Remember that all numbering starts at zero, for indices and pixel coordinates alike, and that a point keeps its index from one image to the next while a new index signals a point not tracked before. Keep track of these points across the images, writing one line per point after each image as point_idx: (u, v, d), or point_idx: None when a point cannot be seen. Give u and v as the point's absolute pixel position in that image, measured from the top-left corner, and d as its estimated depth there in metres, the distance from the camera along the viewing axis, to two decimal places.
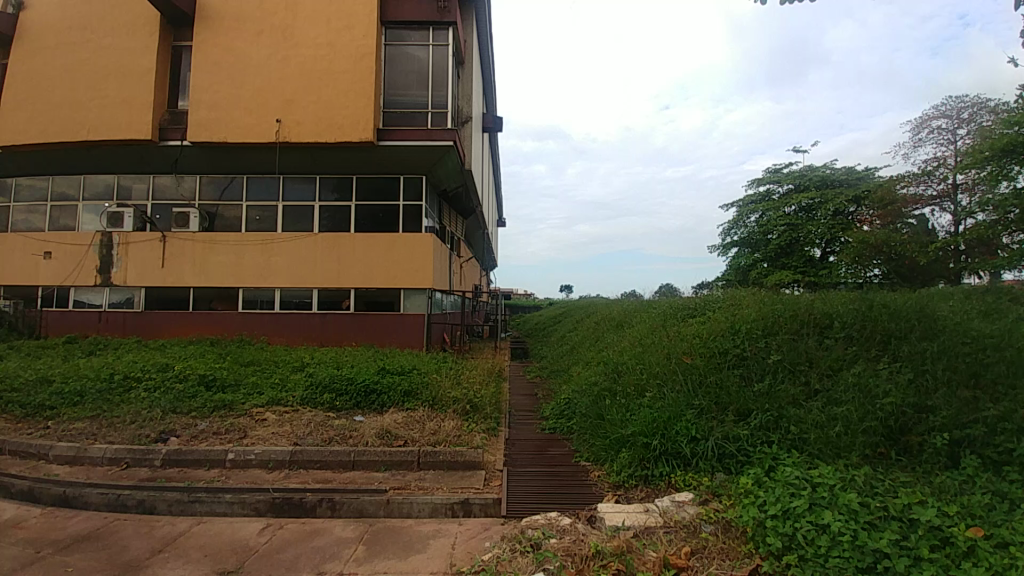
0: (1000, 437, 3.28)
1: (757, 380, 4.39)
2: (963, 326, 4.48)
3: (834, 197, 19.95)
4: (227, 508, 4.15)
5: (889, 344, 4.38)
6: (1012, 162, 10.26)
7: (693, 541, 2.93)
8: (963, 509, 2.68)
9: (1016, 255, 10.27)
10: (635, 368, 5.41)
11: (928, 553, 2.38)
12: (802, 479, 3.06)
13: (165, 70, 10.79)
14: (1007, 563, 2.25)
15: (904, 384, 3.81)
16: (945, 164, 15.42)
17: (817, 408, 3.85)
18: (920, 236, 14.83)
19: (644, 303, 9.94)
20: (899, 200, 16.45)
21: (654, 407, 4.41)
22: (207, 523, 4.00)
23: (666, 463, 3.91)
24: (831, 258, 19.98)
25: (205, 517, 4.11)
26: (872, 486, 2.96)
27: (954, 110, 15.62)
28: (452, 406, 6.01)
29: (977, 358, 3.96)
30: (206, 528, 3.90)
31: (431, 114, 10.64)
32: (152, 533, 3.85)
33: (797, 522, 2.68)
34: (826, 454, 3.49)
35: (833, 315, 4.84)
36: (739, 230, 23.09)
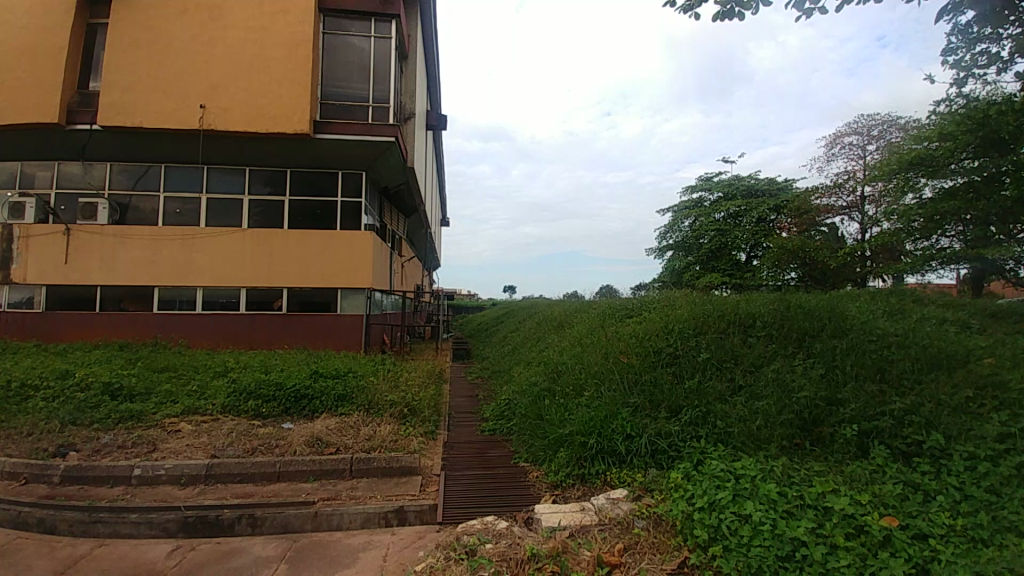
0: (907, 429, 3.44)
1: (688, 377, 4.57)
2: (868, 325, 4.92)
3: (758, 205, 21.45)
4: (133, 529, 3.74)
5: (803, 341, 4.72)
6: (917, 174, 11.42)
7: (626, 538, 2.97)
8: (876, 498, 2.81)
9: (917, 262, 11.92)
10: (573, 367, 5.52)
11: (844, 541, 2.48)
12: (726, 472, 3.22)
13: (79, 48, 9.75)
14: (926, 557, 2.35)
15: (817, 379, 4.06)
16: (854, 177, 17.08)
17: (740, 403, 4.05)
18: (831, 244, 16.23)
19: (585, 304, 10.14)
20: (814, 210, 17.96)
21: (592, 406, 4.51)
22: (111, 545, 3.59)
23: (602, 462, 3.97)
24: (754, 262, 21.47)
25: (109, 539, 3.69)
26: (789, 476, 3.14)
27: (865, 128, 17.24)
28: (388, 409, 5.82)
29: (881, 354, 4.31)
30: (111, 551, 3.52)
31: (372, 108, 10.26)
32: (53, 554, 3.45)
33: (722, 514, 2.81)
34: (748, 446, 3.64)
35: (756, 315, 5.16)
36: (674, 235, 24.30)
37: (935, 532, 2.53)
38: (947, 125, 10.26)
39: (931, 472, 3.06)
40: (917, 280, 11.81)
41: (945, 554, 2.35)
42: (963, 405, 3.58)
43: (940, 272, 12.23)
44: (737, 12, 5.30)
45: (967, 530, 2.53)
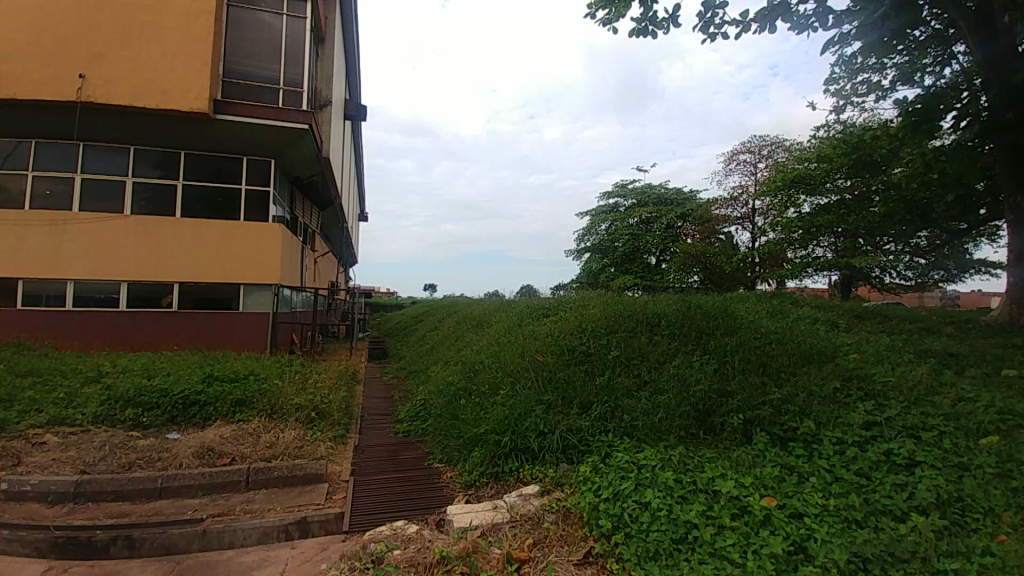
0: (784, 417, 3.80)
1: (599, 374, 4.78)
2: (755, 324, 5.47)
3: (667, 213, 23.04)
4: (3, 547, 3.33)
5: (701, 338, 5.13)
6: (797, 192, 12.93)
7: (536, 532, 3.03)
8: (758, 481, 3.06)
9: (797, 269, 13.61)
10: (490, 366, 5.59)
11: (730, 522, 2.67)
12: (631, 463, 3.41)
13: None
14: (802, 533, 2.53)
15: (712, 374, 4.42)
16: (747, 191, 18.96)
17: (644, 397, 4.29)
18: (727, 250, 17.87)
19: (505, 303, 10.20)
20: (714, 219, 19.66)
21: (507, 405, 4.59)
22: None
23: (516, 459, 4.04)
24: (662, 265, 23.05)
25: None
26: (684, 463, 3.38)
27: (757, 147, 19.19)
28: (294, 414, 5.45)
29: (764, 349, 4.78)
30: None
31: (283, 91, 9.48)
32: None
33: (624, 503, 2.96)
34: (650, 437, 3.86)
35: (661, 314, 5.53)
36: (591, 238, 25.39)
37: (810, 511, 2.72)
38: (826, 148, 11.69)
39: (805, 456, 3.35)
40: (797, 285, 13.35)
41: (820, 531, 2.53)
42: (832, 395, 3.99)
43: (815, 277, 14.09)
44: (651, 30, 5.66)
45: (840, 509, 2.73)
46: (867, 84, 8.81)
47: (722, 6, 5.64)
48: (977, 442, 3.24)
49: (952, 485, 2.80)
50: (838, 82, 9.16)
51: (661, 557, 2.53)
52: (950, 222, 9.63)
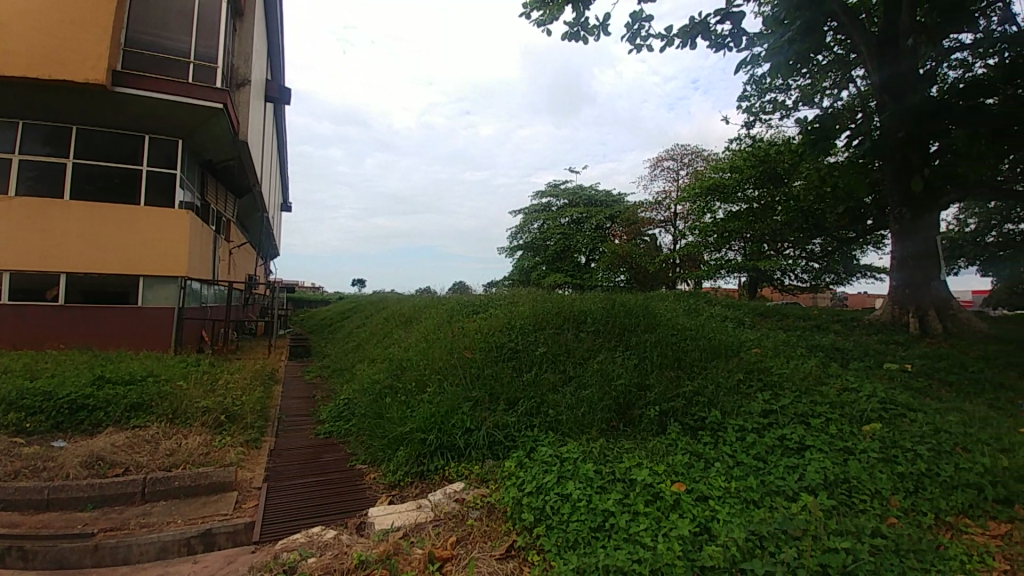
0: (694, 408, 4.07)
1: (526, 370, 4.88)
2: (672, 321, 5.83)
3: (596, 214, 23.90)
4: None
5: (623, 335, 5.38)
6: (712, 199, 13.96)
7: (460, 529, 3.03)
8: (670, 468, 3.26)
9: (712, 270, 14.70)
10: (418, 364, 5.51)
11: (643, 508, 2.83)
12: (554, 457, 3.50)
13: None
14: (705, 514, 2.73)
15: (632, 369, 4.64)
16: (670, 196, 20.13)
17: (569, 392, 4.42)
18: (651, 251, 18.88)
19: (436, 300, 10.04)
20: (640, 221, 20.70)
21: (434, 403, 4.56)
22: None
23: (442, 457, 4.03)
24: (591, 264, 23.89)
25: None
26: (604, 455, 3.52)
27: (679, 155, 20.40)
28: (201, 418, 5.03)
29: (680, 345, 5.10)
30: None
31: (194, 65, 8.65)
32: None
33: (547, 496, 3.03)
34: (574, 431, 3.97)
35: (587, 313, 5.75)
36: (524, 236, 25.75)
37: (714, 493, 2.94)
38: (738, 160, 12.66)
39: (712, 443, 3.61)
40: (711, 284, 14.54)
41: (722, 513, 2.74)
42: (736, 386, 4.34)
43: (727, 278, 15.22)
44: (583, 36, 5.81)
45: (740, 491, 2.97)
46: (774, 103, 9.67)
47: (649, 19, 5.92)
48: (857, 428, 3.66)
49: (838, 467, 3.13)
50: (750, 99, 9.96)
51: (580, 546, 2.60)
52: (839, 231, 10.83)
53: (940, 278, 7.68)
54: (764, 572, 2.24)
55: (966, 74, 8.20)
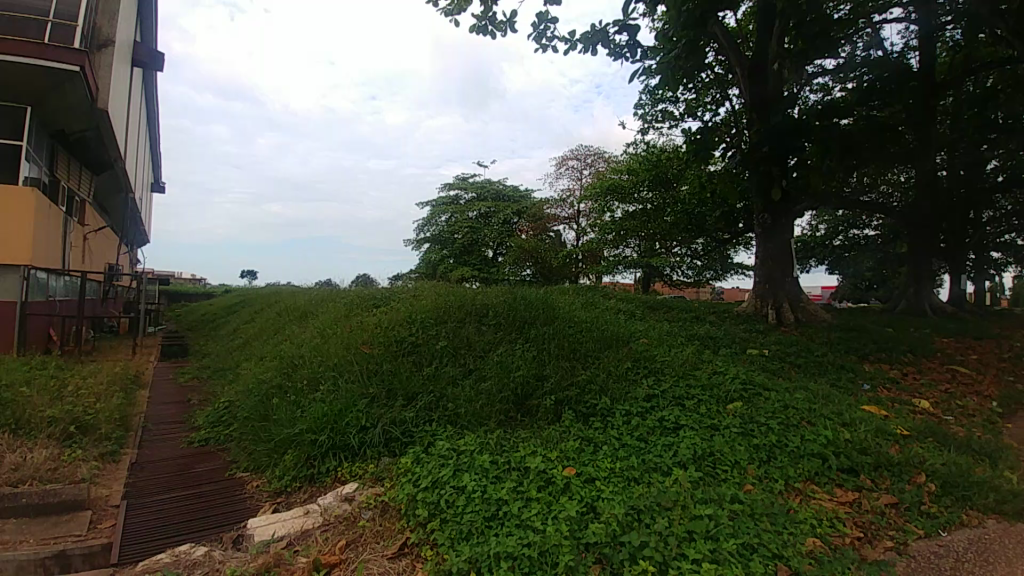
0: (586, 396, 4.30)
1: (427, 364, 4.85)
2: (569, 313, 6.14)
3: (504, 209, 24.24)
4: None
5: (523, 327, 5.55)
6: (611, 199, 14.56)
7: (351, 532, 2.94)
8: (563, 454, 3.42)
9: (610, 265, 15.68)
10: (311, 360, 5.20)
11: (536, 493, 2.93)
12: (451, 451, 3.51)
13: None
14: (590, 494, 2.92)
15: (530, 360, 4.78)
16: (573, 195, 21.04)
17: (468, 385, 4.45)
18: (555, 247, 19.61)
19: (334, 293, 9.53)
20: (546, 217, 21.41)
21: (327, 401, 4.34)
22: None
23: (335, 458, 3.85)
24: (498, 258, 24.19)
25: None
26: (501, 445, 3.60)
27: (583, 156, 21.35)
28: (46, 429, 4.26)
29: (575, 336, 5.37)
30: None
31: (51, 24, 7.41)
32: None
33: (443, 489, 3.03)
34: (472, 423, 4.00)
35: (489, 307, 5.88)
36: (431, 228, 25.34)
37: (600, 474, 3.15)
38: (634, 163, 13.53)
39: (601, 428, 3.85)
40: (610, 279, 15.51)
41: (606, 491, 2.93)
42: (624, 373, 4.69)
43: (623, 273, 16.28)
44: (490, 31, 5.82)
45: (624, 470, 3.20)
46: (664, 113, 10.49)
47: (553, 21, 6.09)
48: (724, 407, 4.13)
49: (707, 443, 3.50)
50: (645, 107, 10.72)
51: (473, 536, 2.63)
52: (717, 233, 12.14)
53: (794, 277, 8.92)
54: (639, 542, 2.45)
55: (825, 96, 9.66)
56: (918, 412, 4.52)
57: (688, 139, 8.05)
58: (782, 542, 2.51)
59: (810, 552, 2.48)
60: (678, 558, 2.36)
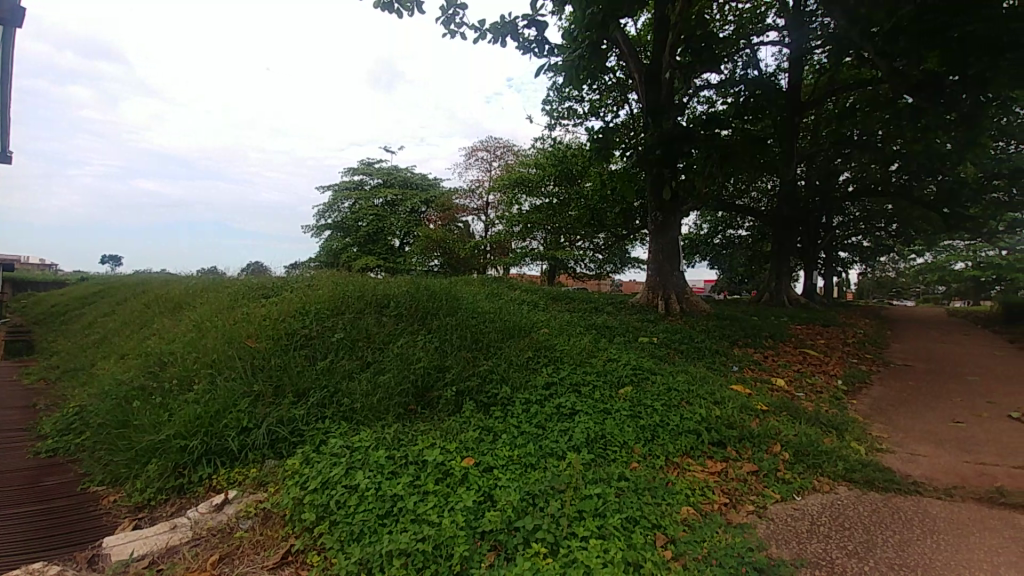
0: (488, 386, 4.32)
1: (321, 358, 4.55)
2: (473, 304, 6.15)
3: (411, 197, 23.60)
4: None
5: (425, 318, 5.44)
6: (519, 192, 14.79)
7: (225, 545, 2.68)
8: (462, 445, 3.40)
9: (517, 257, 15.99)
10: (184, 356, 4.64)
11: (433, 486, 2.89)
12: (344, 449, 3.33)
13: None
14: (486, 482, 2.94)
15: (432, 352, 4.69)
16: (482, 186, 21.09)
17: (365, 378, 4.25)
18: (464, 238, 19.45)
19: (216, 282, 8.61)
20: (454, 208, 21.21)
21: (202, 401, 3.90)
22: None
23: (210, 464, 3.46)
24: (406, 248, 23.53)
25: None
26: (398, 440, 3.49)
27: (493, 148, 21.45)
28: None
29: (478, 327, 5.39)
30: None
31: None
32: None
33: (333, 489, 2.87)
34: (368, 419, 3.82)
35: (391, 298, 5.69)
36: (333, 214, 23.99)
37: (498, 463, 3.18)
38: (542, 158, 13.88)
39: (501, 417, 3.89)
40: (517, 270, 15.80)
41: (502, 478, 2.98)
42: (525, 362, 4.79)
43: (530, 265, 16.74)
44: (397, 10, 5.56)
45: (521, 457, 3.27)
46: (570, 111, 10.85)
47: (463, 7, 5.98)
48: (616, 392, 4.40)
49: (599, 427, 3.69)
50: (552, 104, 11.02)
51: (365, 536, 2.52)
52: (616, 228, 12.89)
53: (681, 271, 9.74)
54: (532, 526, 2.51)
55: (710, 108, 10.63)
56: (777, 390, 5.19)
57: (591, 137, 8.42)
58: (661, 513, 2.73)
59: (685, 519, 2.72)
60: (568, 537, 2.45)
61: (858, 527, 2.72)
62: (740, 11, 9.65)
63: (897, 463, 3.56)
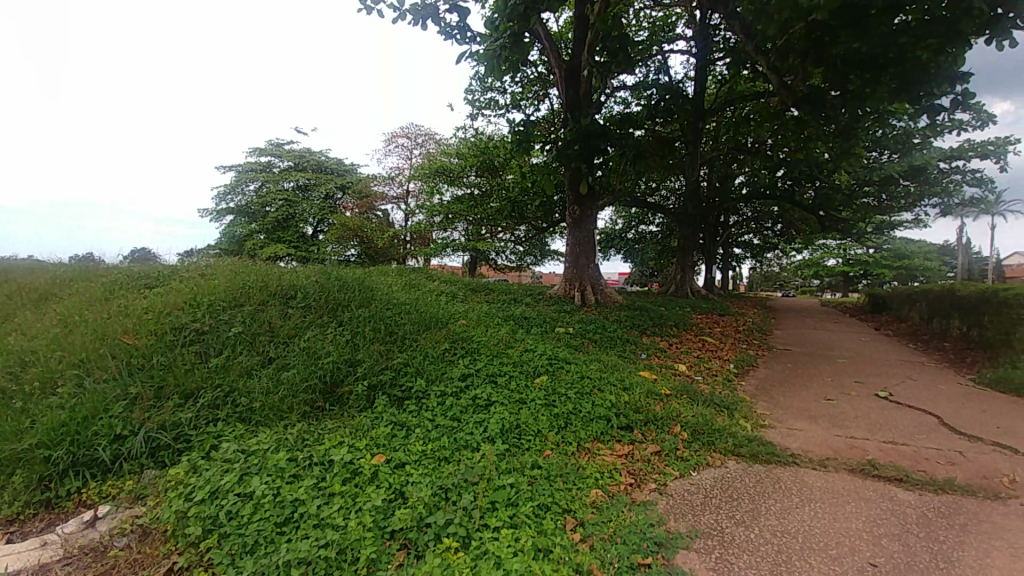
0: (402, 379, 4.17)
1: (214, 355, 4.14)
2: (388, 295, 5.94)
3: (326, 182, 22.32)
4: None
5: (336, 310, 5.15)
6: (440, 181, 14.50)
7: (98, 566, 2.37)
8: (372, 442, 3.26)
9: (439, 248, 15.75)
10: (42, 356, 3.99)
11: (340, 487, 2.74)
12: (238, 453, 3.05)
13: None
14: (397, 479, 2.84)
15: (342, 346, 4.44)
16: (403, 173, 20.45)
17: (265, 375, 3.93)
18: (383, 227, 18.72)
19: (89, 270, 7.54)
20: (373, 195, 20.34)
21: (66, 406, 3.38)
22: None
23: (78, 477, 3.01)
24: (320, 236, 22.23)
25: None
26: (301, 440, 3.26)
27: (413, 135, 20.84)
28: None
29: (393, 319, 5.19)
30: None
31: None
32: None
33: (224, 499, 2.62)
34: (269, 419, 3.53)
35: (298, 289, 5.33)
36: (236, 197, 22.02)
37: (410, 458, 3.09)
38: (464, 147, 13.74)
39: (415, 411, 3.78)
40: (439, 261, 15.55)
41: (413, 474, 2.90)
42: (442, 354, 4.71)
43: (452, 256, 16.61)
44: None
45: (435, 451, 3.20)
46: (492, 102, 10.80)
47: None
48: (532, 381, 4.48)
49: (514, 416, 3.72)
50: (473, 94, 10.91)
51: (260, 547, 2.32)
52: (536, 221, 13.10)
53: (596, 263, 10.14)
54: (444, 521, 2.46)
55: (625, 108, 11.11)
56: (679, 374, 5.61)
57: (513, 129, 8.43)
58: (571, 498, 2.81)
59: (594, 502, 2.83)
60: (480, 528, 2.44)
61: (743, 497, 3.00)
62: (652, 18, 10.16)
63: (781, 438, 3.95)
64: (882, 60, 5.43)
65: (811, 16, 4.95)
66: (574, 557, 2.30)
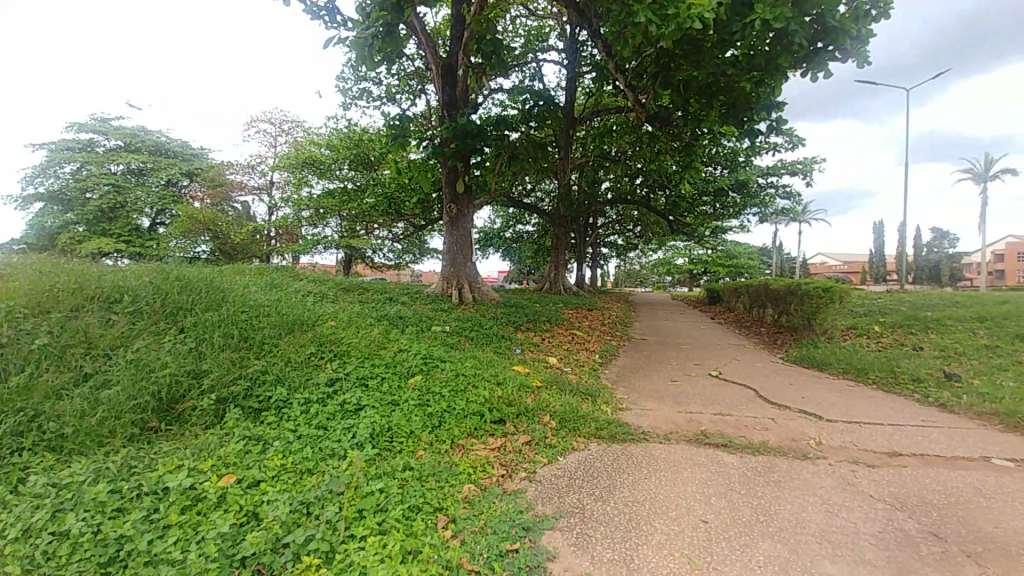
0: (259, 389, 3.78)
1: (9, 373, 3.34)
2: (243, 296, 5.35)
3: (168, 167, 19.31)
4: None
5: (175, 315, 4.50)
6: (308, 172, 13.42)
7: None
8: (221, 461, 2.92)
9: (308, 244, 14.61)
10: None
11: (178, 518, 2.39)
12: (48, 486, 2.53)
13: None
14: (251, 499, 2.58)
15: (183, 356, 3.88)
16: (265, 162, 18.55)
17: (81, 396, 3.28)
18: (242, 221, 16.80)
19: None
20: (228, 184, 18.10)
21: None
22: None
23: None
24: (160, 229, 19.18)
25: None
26: (129, 467, 2.79)
27: (277, 121, 19.00)
28: None
29: (248, 323, 4.68)
30: None
31: None
32: None
33: (32, 541, 2.18)
34: (86, 447, 2.96)
35: (127, 291, 4.54)
36: (41, 180, 17.97)
37: (267, 475, 2.82)
38: (335, 138, 12.93)
39: (274, 422, 3.46)
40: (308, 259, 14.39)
41: (270, 491, 2.66)
42: (306, 359, 4.37)
43: (322, 253, 15.58)
44: None
45: (296, 464, 2.97)
46: (366, 93, 10.33)
47: None
48: (405, 382, 4.38)
49: (385, 420, 3.60)
50: (345, 82, 10.35)
51: None
52: (415, 219, 12.83)
53: (474, 261, 10.26)
54: (305, 538, 2.29)
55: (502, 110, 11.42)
56: (550, 366, 5.95)
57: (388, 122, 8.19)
58: (442, 497, 2.80)
59: (465, 497, 2.86)
60: (345, 540, 2.32)
61: (604, 475, 3.29)
62: (528, 26, 10.48)
63: (636, 419, 4.41)
64: (716, 88, 6.32)
65: (661, 43, 5.55)
66: (444, 554, 2.30)
